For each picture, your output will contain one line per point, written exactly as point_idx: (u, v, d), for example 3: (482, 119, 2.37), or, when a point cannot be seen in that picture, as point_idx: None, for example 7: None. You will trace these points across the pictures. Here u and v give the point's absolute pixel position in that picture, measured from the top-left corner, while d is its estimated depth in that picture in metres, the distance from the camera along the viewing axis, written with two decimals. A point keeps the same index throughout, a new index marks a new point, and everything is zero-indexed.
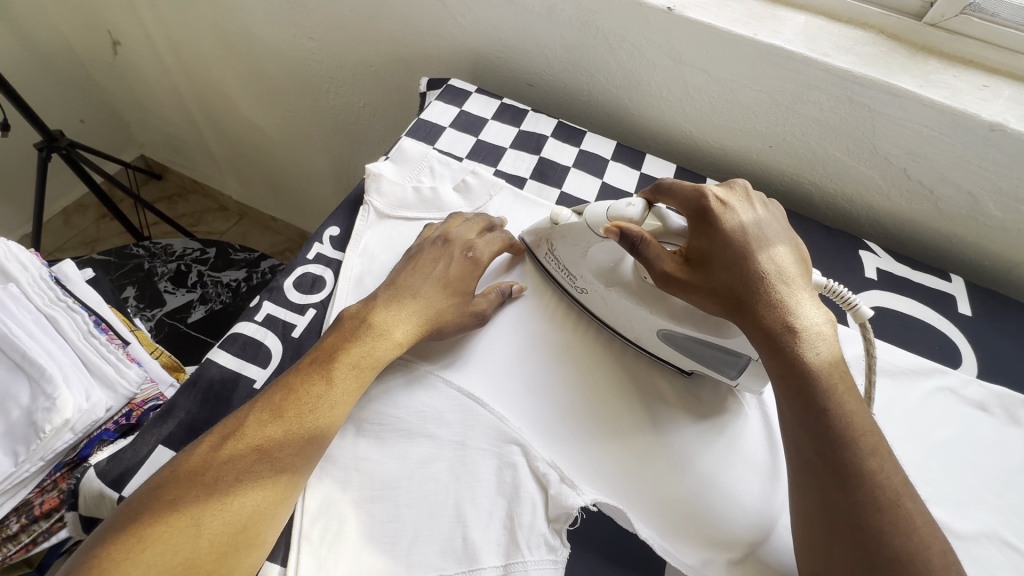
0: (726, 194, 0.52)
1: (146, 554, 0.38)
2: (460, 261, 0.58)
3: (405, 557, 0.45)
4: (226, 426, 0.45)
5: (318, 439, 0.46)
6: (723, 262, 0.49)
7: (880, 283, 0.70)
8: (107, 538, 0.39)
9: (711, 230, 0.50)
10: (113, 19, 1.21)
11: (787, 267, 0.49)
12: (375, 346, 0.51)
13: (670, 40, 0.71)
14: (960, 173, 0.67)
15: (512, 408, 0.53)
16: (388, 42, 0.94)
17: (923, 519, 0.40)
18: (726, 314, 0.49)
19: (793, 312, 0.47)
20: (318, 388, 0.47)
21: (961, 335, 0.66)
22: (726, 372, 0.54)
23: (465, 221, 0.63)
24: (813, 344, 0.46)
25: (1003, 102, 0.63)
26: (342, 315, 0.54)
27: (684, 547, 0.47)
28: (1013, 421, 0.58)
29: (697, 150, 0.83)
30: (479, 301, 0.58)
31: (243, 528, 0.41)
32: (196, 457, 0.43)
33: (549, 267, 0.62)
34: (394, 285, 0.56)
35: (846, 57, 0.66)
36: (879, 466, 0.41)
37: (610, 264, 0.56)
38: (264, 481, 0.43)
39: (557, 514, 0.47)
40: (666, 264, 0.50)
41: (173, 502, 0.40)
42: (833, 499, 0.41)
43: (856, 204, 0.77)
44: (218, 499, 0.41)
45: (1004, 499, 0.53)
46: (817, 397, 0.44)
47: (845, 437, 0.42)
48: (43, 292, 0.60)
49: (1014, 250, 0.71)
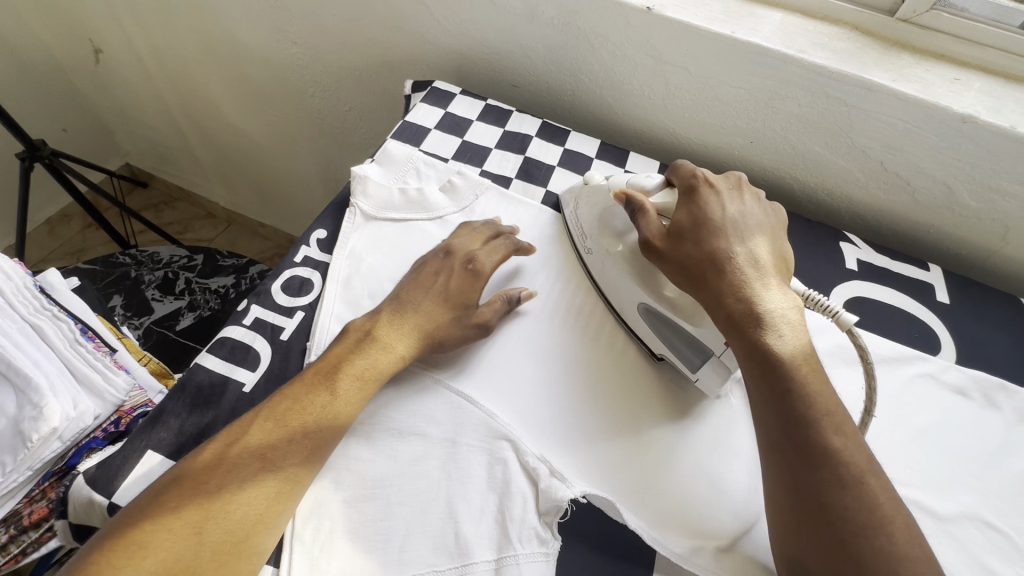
0: (717, 180, 0.55)
1: (148, 561, 0.38)
2: (460, 273, 0.59)
3: (398, 553, 0.45)
4: (231, 431, 0.45)
5: (321, 449, 0.46)
6: (696, 241, 0.51)
7: (861, 274, 0.71)
8: (104, 544, 0.38)
9: (692, 206, 0.53)
10: (94, 26, 1.20)
11: (760, 253, 0.51)
12: (378, 358, 0.51)
13: (651, 40, 0.72)
14: (935, 165, 0.69)
15: (502, 403, 0.54)
16: (373, 46, 0.94)
17: (887, 496, 0.40)
18: (695, 293, 0.51)
19: (758, 297, 0.48)
20: (322, 399, 0.48)
21: (939, 322, 0.67)
22: (688, 363, 0.54)
23: (471, 231, 0.64)
24: (778, 328, 0.46)
25: (974, 94, 0.65)
26: (347, 326, 0.54)
27: (673, 537, 0.48)
28: (991, 405, 0.60)
29: (681, 147, 0.84)
30: (482, 312, 0.58)
31: (246, 536, 0.41)
32: (200, 464, 0.43)
33: (572, 227, 0.67)
34: (398, 298, 0.56)
35: (822, 53, 0.67)
36: (844, 446, 0.42)
37: (620, 230, 0.59)
38: (266, 489, 0.43)
39: (548, 507, 0.47)
40: (653, 231, 0.53)
41: (176, 509, 0.40)
42: (800, 478, 0.42)
43: (838, 197, 0.79)
44: (222, 507, 0.41)
45: (983, 480, 0.55)
46: (780, 378, 0.44)
47: (808, 418, 0.43)
48: (27, 301, 0.60)
49: (989, 240, 0.73)
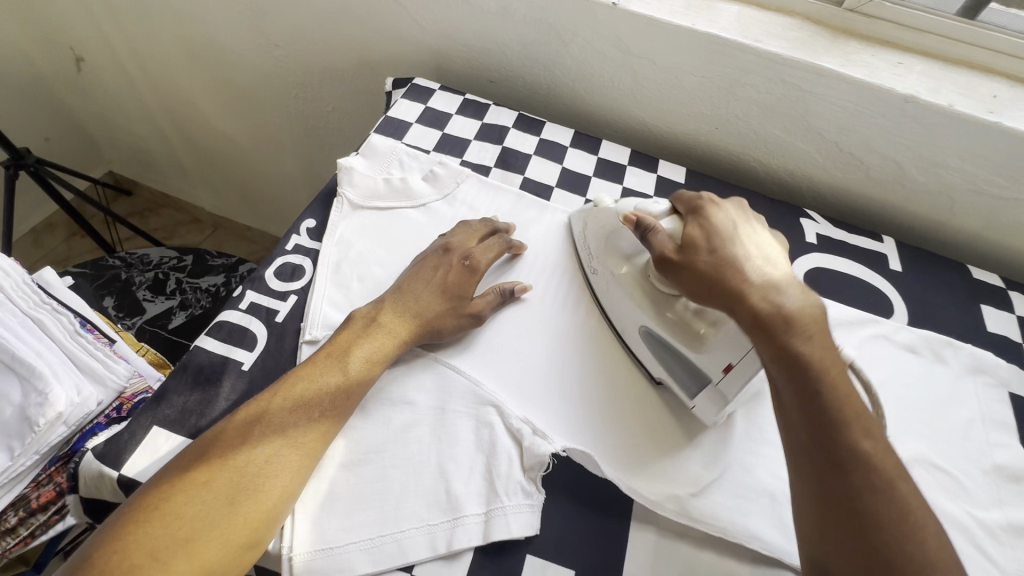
0: (722, 201, 0.58)
1: (185, 530, 0.42)
2: (458, 268, 0.63)
3: (394, 510, 0.49)
4: (248, 405, 0.49)
5: (335, 424, 0.50)
6: (709, 251, 0.52)
7: (820, 246, 0.76)
8: (141, 516, 0.42)
9: (704, 222, 0.55)
10: (76, 34, 1.22)
11: (775, 263, 0.53)
12: (384, 342, 0.55)
13: (618, 34, 0.77)
14: (884, 143, 0.74)
15: (487, 372, 0.58)
16: (354, 46, 0.98)
17: (917, 501, 0.41)
18: (716, 302, 0.51)
19: (782, 300, 0.49)
20: (335, 379, 0.51)
21: (892, 288, 0.72)
22: (688, 389, 0.56)
23: (467, 229, 0.67)
24: (806, 334, 0.47)
25: (916, 77, 0.70)
26: (353, 313, 0.58)
27: (648, 486, 0.52)
28: (939, 360, 0.65)
29: (651, 135, 0.88)
30: (477, 302, 0.61)
31: (272, 505, 0.45)
32: (225, 442, 0.46)
33: (580, 247, 0.68)
34: (399, 289, 0.60)
35: (776, 42, 0.72)
36: (874, 450, 0.43)
37: (629, 252, 0.61)
38: (288, 462, 0.47)
39: (533, 462, 0.51)
40: (666, 247, 0.54)
41: (207, 484, 0.44)
42: (834, 486, 0.42)
43: (798, 177, 0.84)
44: (249, 480, 0.45)
45: (932, 427, 0.60)
46: (811, 384, 0.45)
47: (840, 424, 0.43)
48: (26, 296, 0.62)
49: (937, 212, 0.78)
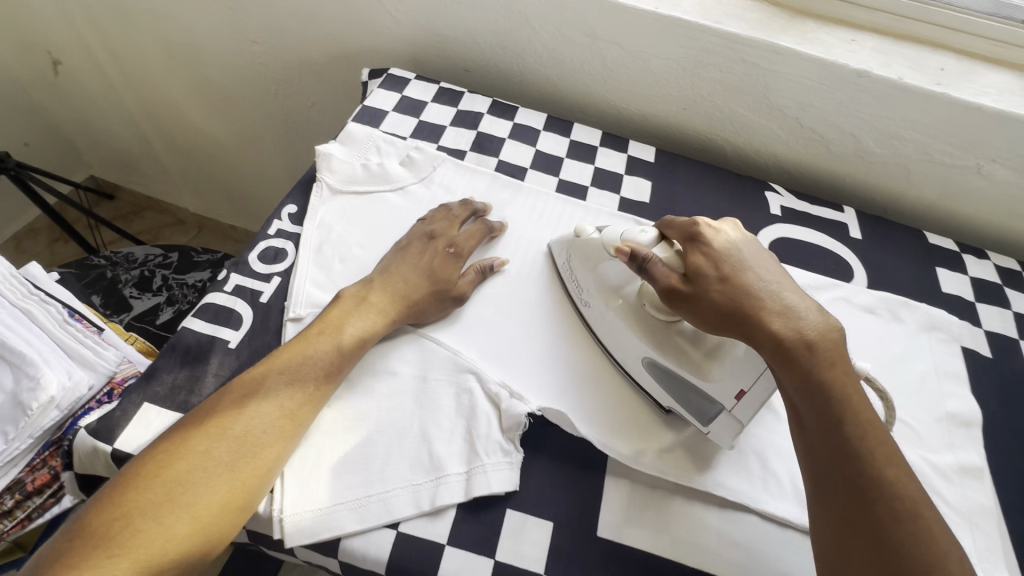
0: (715, 224, 0.57)
1: (185, 493, 0.44)
2: (442, 255, 0.65)
3: (379, 472, 0.51)
4: (245, 377, 0.51)
5: (326, 395, 0.53)
6: (719, 281, 0.51)
7: (784, 218, 0.79)
8: (143, 478, 0.44)
9: (706, 249, 0.54)
10: (53, 37, 1.22)
11: (793, 287, 0.53)
12: (372, 318, 0.58)
13: (585, 19, 0.80)
14: (841, 117, 0.78)
15: (466, 343, 0.60)
16: (330, 40, 1.00)
17: (942, 531, 0.40)
18: (732, 329, 0.50)
19: (799, 323, 0.49)
20: (327, 353, 0.54)
21: (853, 255, 0.76)
22: (700, 417, 0.54)
23: (448, 215, 0.69)
24: (830, 360, 0.47)
25: (868, 52, 0.74)
26: (341, 293, 0.60)
27: (620, 442, 0.55)
28: (896, 319, 0.69)
29: (622, 118, 0.91)
30: (460, 284, 0.63)
31: (266, 470, 0.47)
32: (223, 411, 0.48)
33: (563, 277, 0.66)
34: (386, 271, 0.63)
35: (735, 23, 0.75)
36: (896, 478, 0.42)
37: (618, 283, 0.59)
38: (282, 429, 0.49)
39: (510, 423, 0.54)
40: (669, 279, 0.52)
41: (207, 450, 0.46)
42: (853, 509, 0.42)
43: (763, 153, 0.87)
44: (246, 447, 0.47)
45: (889, 381, 0.64)
46: (832, 409, 0.45)
47: (859, 449, 0.43)
48: (14, 287, 0.64)
49: (894, 182, 0.82)
